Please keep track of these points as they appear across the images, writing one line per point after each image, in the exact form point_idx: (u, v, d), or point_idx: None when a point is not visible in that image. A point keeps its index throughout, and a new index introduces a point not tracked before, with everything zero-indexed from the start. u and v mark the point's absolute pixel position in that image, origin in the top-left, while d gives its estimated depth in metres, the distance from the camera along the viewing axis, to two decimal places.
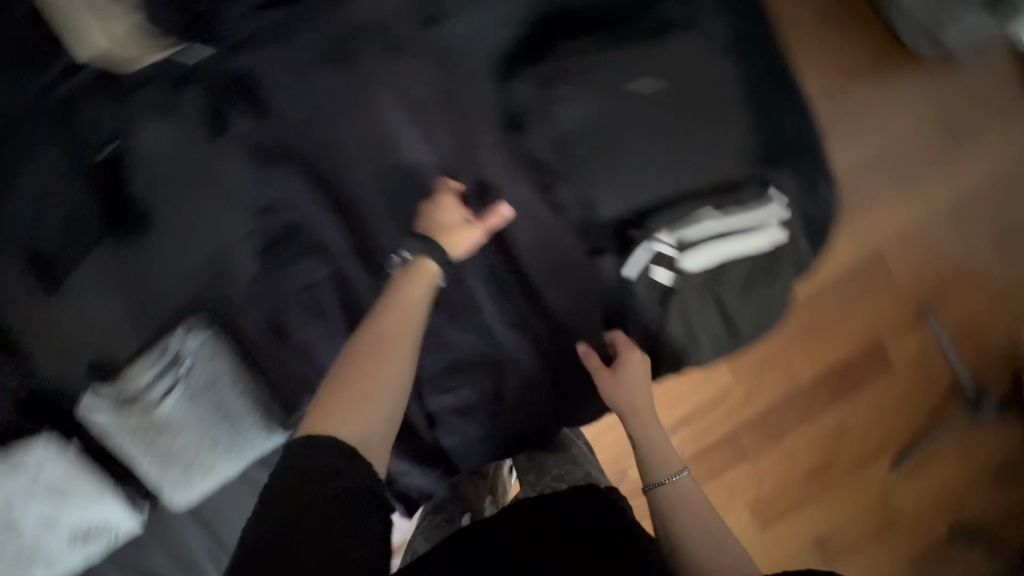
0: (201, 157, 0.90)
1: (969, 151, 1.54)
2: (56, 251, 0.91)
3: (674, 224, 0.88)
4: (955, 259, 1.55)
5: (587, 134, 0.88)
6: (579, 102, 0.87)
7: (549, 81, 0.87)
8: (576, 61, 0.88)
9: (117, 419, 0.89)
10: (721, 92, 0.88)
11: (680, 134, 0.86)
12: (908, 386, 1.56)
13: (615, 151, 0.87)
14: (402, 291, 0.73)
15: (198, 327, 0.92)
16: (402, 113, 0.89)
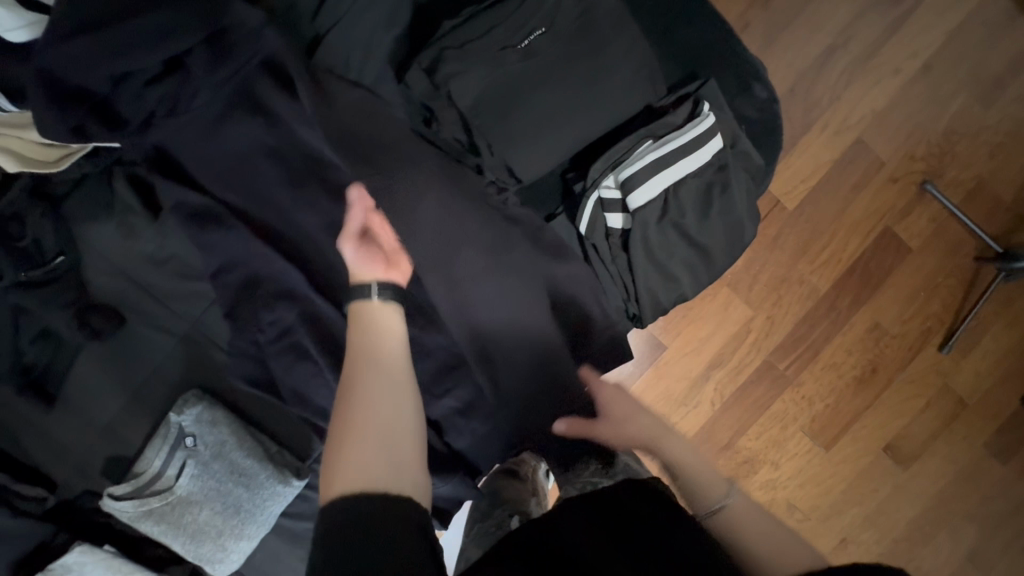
0: (150, 242, 0.93)
1: (915, 9, 1.46)
2: (40, 369, 0.94)
3: (614, 165, 0.86)
4: (932, 123, 1.47)
5: (492, 103, 0.81)
6: (471, 77, 0.79)
7: (438, 50, 0.80)
8: (464, 20, 0.82)
9: (138, 510, 0.89)
10: (620, 21, 0.85)
11: (586, 76, 0.83)
12: (928, 265, 1.49)
13: (527, 115, 0.82)
14: (369, 336, 0.71)
15: (191, 400, 0.93)
16: (316, 139, 0.87)
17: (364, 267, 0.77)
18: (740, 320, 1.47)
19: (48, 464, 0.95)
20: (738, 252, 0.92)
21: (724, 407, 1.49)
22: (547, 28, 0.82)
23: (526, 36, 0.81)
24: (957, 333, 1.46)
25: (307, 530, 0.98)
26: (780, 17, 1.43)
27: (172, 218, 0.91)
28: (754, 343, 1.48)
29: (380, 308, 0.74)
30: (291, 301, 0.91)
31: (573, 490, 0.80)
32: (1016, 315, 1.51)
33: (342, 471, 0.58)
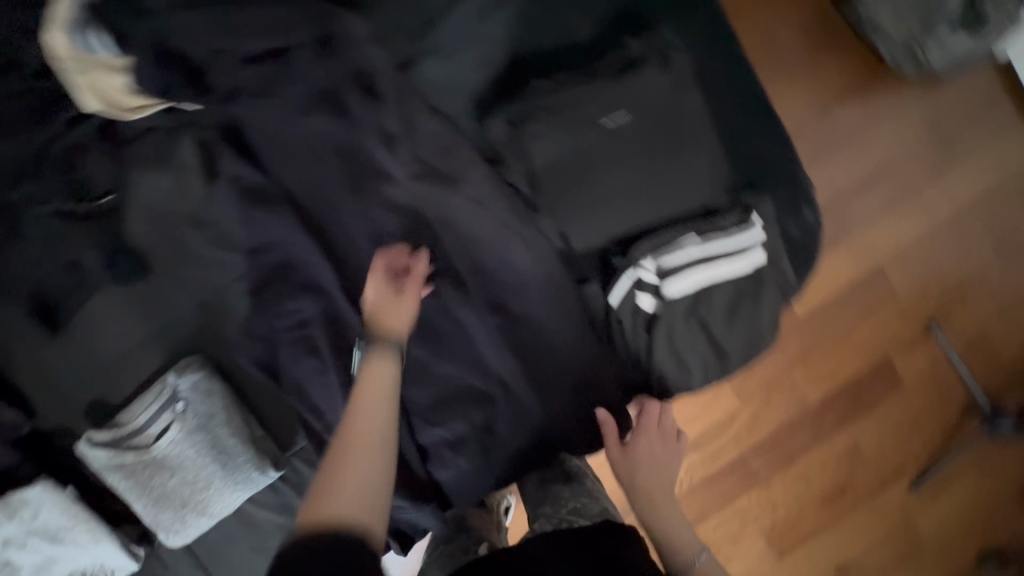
0: (196, 205, 0.94)
1: (962, 161, 1.52)
2: (54, 299, 0.94)
3: (658, 250, 0.88)
4: (952, 270, 1.52)
5: (564, 170, 0.85)
6: (551, 140, 0.84)
7: (526, 112, 0.84)
8: (552, 88, 0.85)
9: (111, 461, 0.90)
10: (698, 123, 0.88)
11: (657, 166, 0.86)
12: (918, 403, 1.53)
13: (594, 188, 0.85)
14: (369, 377, 0.71)
15: (192, 366, 0.93)
16: (382, 150, 0.89)
17: (397, 320, 0.78)
18: (725, 411, 1.49)
19: (35, 393, 0.95)
20: (753, 360, 0.94)
21: (691, 492, 1.49)
22: (632, 114, 0.85)
23: (611, 115, 0.84)
24: (928, 475, 1.49)
25: (268, 520, 0.98)
26: (836, 137, 1.49)
27: (226, 188, 0.92)
28: (738, 438, 1.49)
29: (383, 353, 0.74)
30: (317, 295, 0.94)
31: (550, 523, 0.87)
32: (989, 474, 1.53)
33: (307, 517, 0.60)
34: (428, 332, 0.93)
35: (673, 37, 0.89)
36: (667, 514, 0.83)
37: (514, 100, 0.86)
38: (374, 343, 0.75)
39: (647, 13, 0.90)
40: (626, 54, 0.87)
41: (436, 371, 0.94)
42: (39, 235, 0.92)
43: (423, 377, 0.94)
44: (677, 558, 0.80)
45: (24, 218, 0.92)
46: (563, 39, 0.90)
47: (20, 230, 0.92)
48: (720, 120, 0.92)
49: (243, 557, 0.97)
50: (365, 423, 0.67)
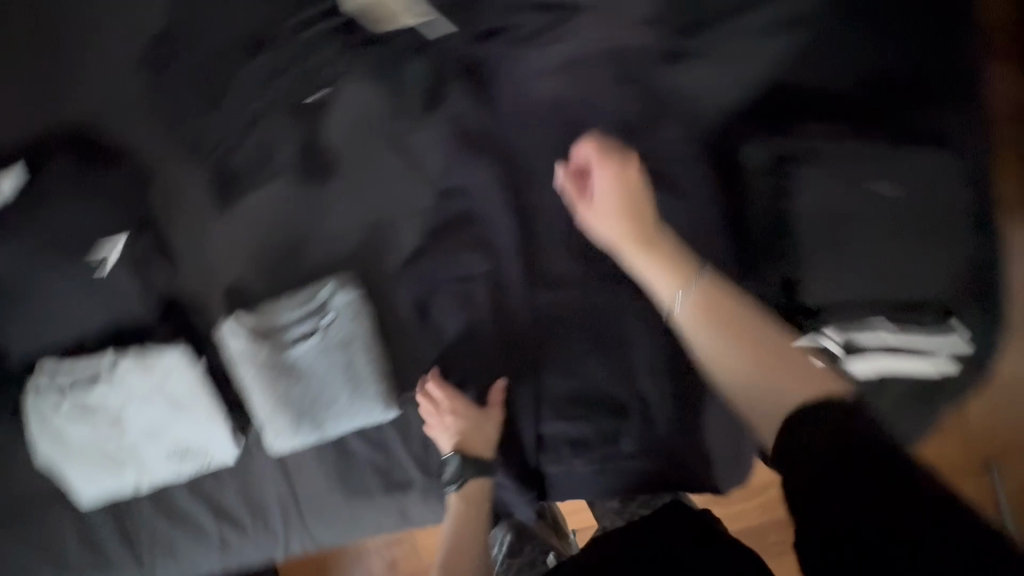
0: (402, 125, 0.90)
1: None
2: (233, 173, 0.92)
3: (848, 325, 0.80)
4: None
5: (814, 216, 0.80)
6: (815, 181, 0.80)
7: (800, 149, 0.81)
8: (831, 136, 0.81)
9: (245, 351, 0.88)
10: (960, 219, 0.82)
11: (907, 245, 0.80)
12: None
13: (838, 245, 0.79)
14: (456, 526, 0.88)
15: (349, 285, 0.91)
16: (613, 135, 0.85)
17: (440, 431, 0.89)
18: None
19: (183, 258, 0.93)
20: None
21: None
22: (903, 191, 0.80)
23: (881, 177, 0.79)
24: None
25: (363, 455, 0.98)
26: None
27: (441, 121, 0.89)
28: None
29: (471, 484, 0.89)
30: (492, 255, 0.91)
31: (620, 520, 0.98)
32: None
33: None
34: (588, 328, 0.91)
35: (962, 126, 0.84)
36: (749, 372, 0.61)
37: (782, 129, 0.83)
38: (460, 487, 0.89)
39: (940, 88, 0.84)
40: (911, 124, 0.82)
41: (582, 368, 0.91)
42: (241, 106, 0.89)
43: (568, 369, 0.91)
44: (743, 398, 0.61)
45: (234, 84, 0.89)
46: (841, 84, 0.84)
47: (225, 95, 0.89)
48: (983, 218, 0.83)
49: (328, 481, 0.98)
50: (598, 217, 0.76)
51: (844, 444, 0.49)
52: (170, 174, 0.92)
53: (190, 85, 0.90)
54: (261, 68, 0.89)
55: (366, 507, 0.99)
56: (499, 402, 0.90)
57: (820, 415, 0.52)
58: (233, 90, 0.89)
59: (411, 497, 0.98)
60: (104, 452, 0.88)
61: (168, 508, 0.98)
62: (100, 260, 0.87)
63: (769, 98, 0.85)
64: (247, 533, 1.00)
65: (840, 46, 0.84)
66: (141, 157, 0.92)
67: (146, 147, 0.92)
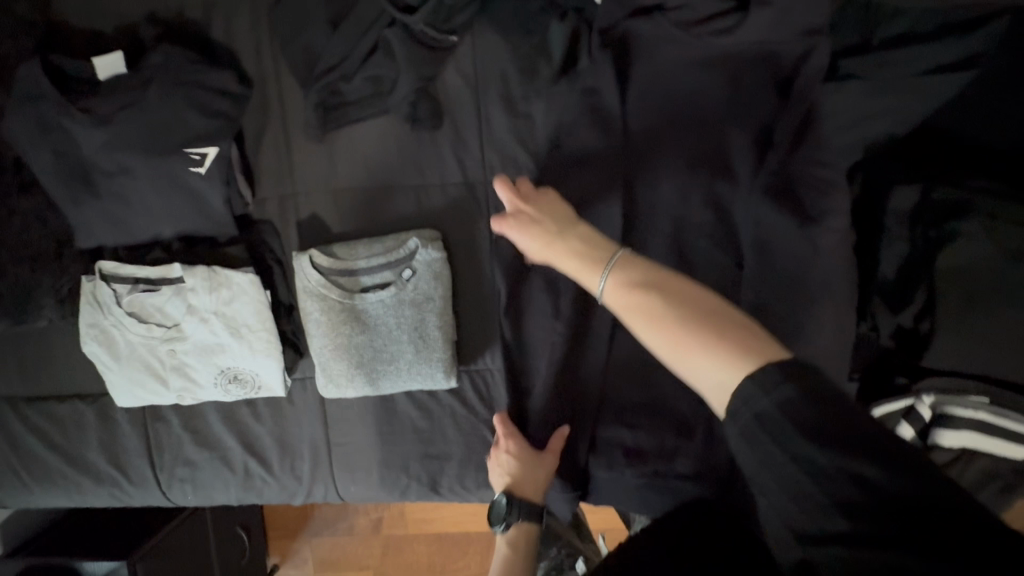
0: (524, 89, 0.87)
1: None
2: (338, 102, 0.86)
3: (947, 395, 0.75)
4: None
5: (952, 278, 0.74)
6: (966, 245, 0.74)
7: (954, 201, 0.75)
8: (993, 195, 0.74)
9: (317, 288, 0.85)
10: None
11: None
12: None
13: (973, 314, 0.73)
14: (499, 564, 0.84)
15: (435, 243, 0.86)
16: (746, 144, 0.80)
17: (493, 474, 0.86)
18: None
19: (266, 180, 0.90)
20: None
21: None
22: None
23: None
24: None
25: (408, 419, 0.94)
26: None
27: (567, 93, 0.84)
28: None
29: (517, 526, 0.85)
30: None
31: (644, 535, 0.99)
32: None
33: None
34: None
35: None
36: (664, 334, 0.50)
37: (943, 182, 0.77)
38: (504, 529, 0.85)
39: None
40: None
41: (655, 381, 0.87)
42: (363, 32, 0.82)
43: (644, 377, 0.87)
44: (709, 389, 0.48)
45: (360, 7, 0.82)
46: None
47: (348, 18, 0.82)
48: None
49: (365, 436, 0.95)
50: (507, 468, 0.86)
51: (843, 428, 0.42)
52: (275, 89, 0.88)
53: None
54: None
55: (399, 470, 0.96)
56: (557, 449, 0.86)
57: (795, 391, 0.43)
58: (357, 14, 0.82)
59: (447, 472, 0.95)
60: (154, 358, 0.84)
61: (200, 427, 0.96)
62: (201, 155, 0.80)
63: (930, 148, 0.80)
64: (272, 470, 0.97)
65: (1006, 103, 0.78)
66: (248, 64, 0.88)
67: (253, 55, 0.88)
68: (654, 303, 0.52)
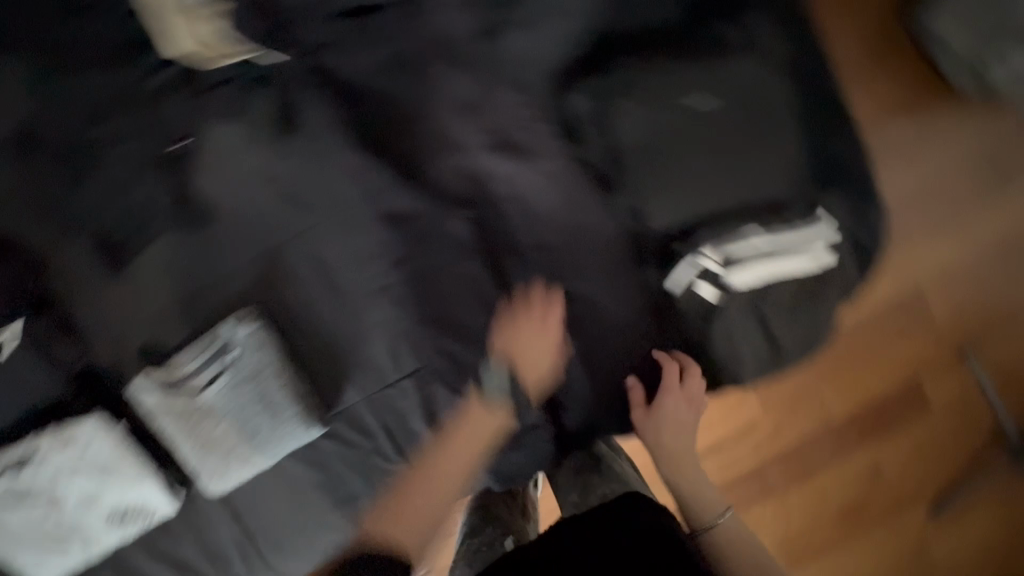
0: (266, 154, 0.93)
1: (1012, 197, 1.63)
2: (120, 240, 0.96)
3: (721, 240, 0.88)
4: (984, 298, 1.62)
5: (641, 144, 0.88)
6: (638, 112, 0.88)
7: (623, 83, 0.88)
8: (639, 62, 0.88)
9: (159, 404, 0.91)
10: (781, 111, 0.87)
11: (740, 149, 0.87)
12: (944, 426, 1.62)
13: (671, 164, 0.87)
14: (448, 448, 0.97)
15: (247, 318, 0.94)
16: (460, 124, 0.91)
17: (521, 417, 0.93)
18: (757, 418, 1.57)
19: (90, 331, 0.95)
20: (807, 358, 0.94)
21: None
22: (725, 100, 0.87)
23: (696, 94, 0.87)
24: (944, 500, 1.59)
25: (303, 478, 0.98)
26: (890, 155, 1.57)
27: (298, 141, 0.92)
28: (769, 448, 1.57)
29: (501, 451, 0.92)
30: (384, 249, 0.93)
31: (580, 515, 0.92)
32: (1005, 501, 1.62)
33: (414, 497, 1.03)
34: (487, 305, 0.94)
35: (773, 29, 0.89)
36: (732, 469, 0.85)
37: (604, 70, 0.89)
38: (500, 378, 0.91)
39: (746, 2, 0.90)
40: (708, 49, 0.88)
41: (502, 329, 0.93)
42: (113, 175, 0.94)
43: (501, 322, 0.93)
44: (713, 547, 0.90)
45: (103, 159, 0.93)
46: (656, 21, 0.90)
47: (94, 169, 0.93)
48: (806, 116, 0.90)
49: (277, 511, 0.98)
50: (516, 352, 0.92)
51: None
52: (58, 255, 0.95)
53: (58, 165, 0.93)
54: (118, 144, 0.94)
55: (321, 526, 0.99)
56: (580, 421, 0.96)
57: None
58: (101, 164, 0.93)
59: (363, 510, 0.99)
60: (44, 534, 0.89)
61: None
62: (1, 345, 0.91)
63: (594, 49, 0.91)
64: None
65: None
66: (24, 244, 0.94)
67: (23, 234, 0.94)
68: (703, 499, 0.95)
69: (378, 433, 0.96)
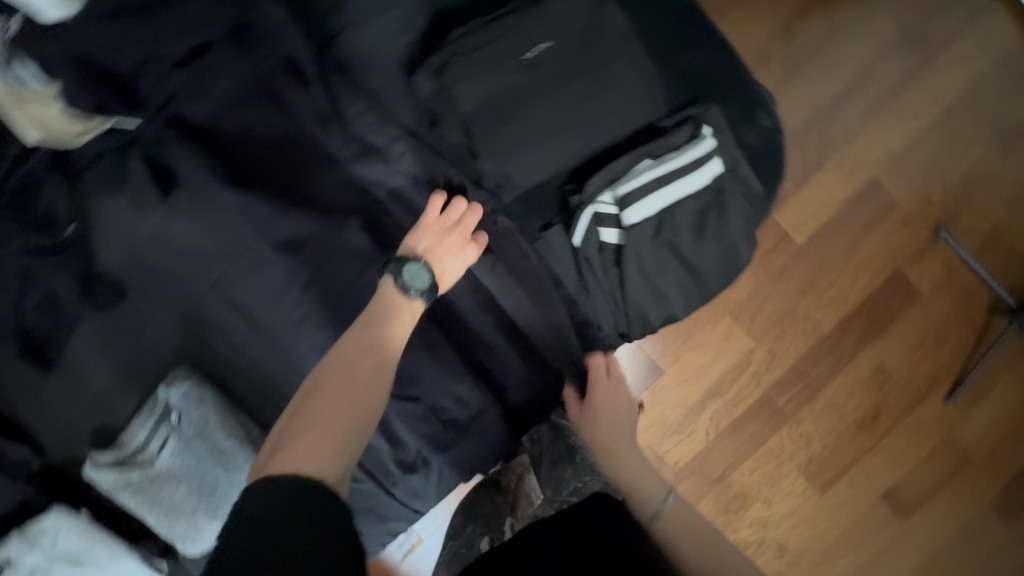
0: (153, 218, 0.94)
1: (935, 63, 1.59)
2: (39, 336, 0.96)
3: (614, 182, 0.87)
4: (937, 172, 1.58)
5: (485, 104, 0.85)
6: (470, 85, 0.84)
7: (444, 60, 0.81)
8: (463, 35, 0.86)
9: (117, 480, 0.92)
10: (617, 45, 0.87)
11: (579, 94, 0.85)
12: (937, 308, 1.58)
13: (514, 119, 0.85)
14: (387, 325, 0.76)
15: (179, 377, 0.95)
16: (332, 142, 0.91)
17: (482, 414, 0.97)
18: (741, 351, 1.55)
19: (41, 431, 0.98)
20: (734, 276, 0.92)
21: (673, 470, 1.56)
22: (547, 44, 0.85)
23: (531, 48, 0.85)
24: (962, 384, 1.54)
25: None
26: (796, 60, 1.56)
27: (181, 196, 0.93)
28: (763, 375, 1.55)
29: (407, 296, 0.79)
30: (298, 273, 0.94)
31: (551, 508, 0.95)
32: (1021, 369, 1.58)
33: (287, 459, 0.61)
34: None
35: None
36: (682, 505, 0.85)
37: (438, 52, 0.87)
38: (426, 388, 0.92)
39: None
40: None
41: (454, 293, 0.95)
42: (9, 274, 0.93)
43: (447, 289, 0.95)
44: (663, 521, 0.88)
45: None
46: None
47: None
48: (659, 40, 0.89)
49: None
50: (396, 334, 0.76)
51: None
52: None
53: None
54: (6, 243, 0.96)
55: None
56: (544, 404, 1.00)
57: None
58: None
59: None
60: None
61: None
62: None
63: (433, 30, 0.90)
64: None
65: None
66: None
67: None
68: (652, 484, 0.95)
69: None
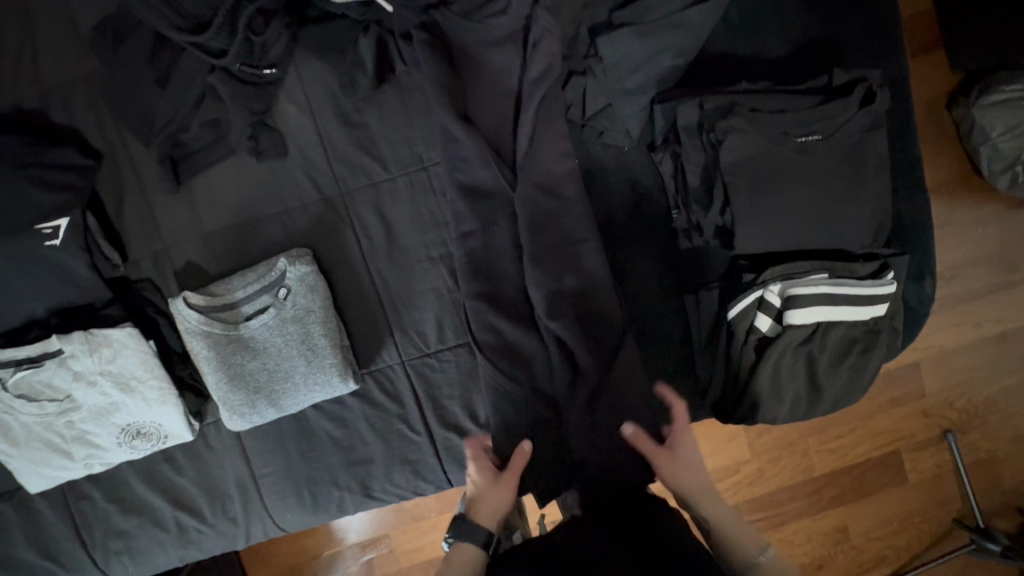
0: (354, 103, 0.94)
1: None
2: (185, 153, 0.93)
3: (790, 281, 0.87)
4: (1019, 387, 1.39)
5: (742, 163, 0.78)
6: (743, 135, 0.77)
7: (729, 102, 0.79)
8: (750, 90, 0.81)
9: (199, 326, 0.88)
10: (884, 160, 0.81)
11: (836, 196, 0.79)
12: (921, 499, 1.40)
13: (768, 189, 0.78)
14: None
15: (304, 258, 0.91)
16: (557, 122, 0.90)
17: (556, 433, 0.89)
18: (733, 457, 1.38)
19: (137, 243, 0.93)
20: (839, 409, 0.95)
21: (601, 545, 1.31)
22: (824, 138, 0.79)
23: (805, 134, 0.78)
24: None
25: (323, 431, 0.97)
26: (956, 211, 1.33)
27: (392, 97, 0.94)
28: (743, 487, 1.39)
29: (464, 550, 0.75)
30: (465, 219, 0.91)
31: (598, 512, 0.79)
32: None
33: None
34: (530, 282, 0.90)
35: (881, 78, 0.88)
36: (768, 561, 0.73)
37: (719, 91, 0.81)
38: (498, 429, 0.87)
39: (857, 49, 0.88)
40: (832, 80, 0.81)
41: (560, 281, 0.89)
42: (192, 86, 0.88)
43: (563, 273, 0.89)
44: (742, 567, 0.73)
45: (182, 64, 0.88)
46: (760, 52, 0.90)
47: (173, 76, 0.88)
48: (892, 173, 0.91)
49: (286, 456, 0.97)
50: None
51: None
52: (120, 152, 0.93)
53: (130, 63, 0.87)
54: (190, 54, 0.88)
55: (328, 483, 0.97)
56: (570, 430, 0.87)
57: None
58: (178, 72, 0.88)
59: (374, 474, 0.97)
60: (53, 435, 0.86)
61: (122, 500, 0.97)
62: (54, 227, 0.84)
63: (697, 65, 0.91)
64: (207, 519, 0.98)
65: (752, 22, 0.90)
66: (89, 136, 0.92)
67: (92, 129, 0.92)
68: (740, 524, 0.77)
69: (407, 399, 0.97)
